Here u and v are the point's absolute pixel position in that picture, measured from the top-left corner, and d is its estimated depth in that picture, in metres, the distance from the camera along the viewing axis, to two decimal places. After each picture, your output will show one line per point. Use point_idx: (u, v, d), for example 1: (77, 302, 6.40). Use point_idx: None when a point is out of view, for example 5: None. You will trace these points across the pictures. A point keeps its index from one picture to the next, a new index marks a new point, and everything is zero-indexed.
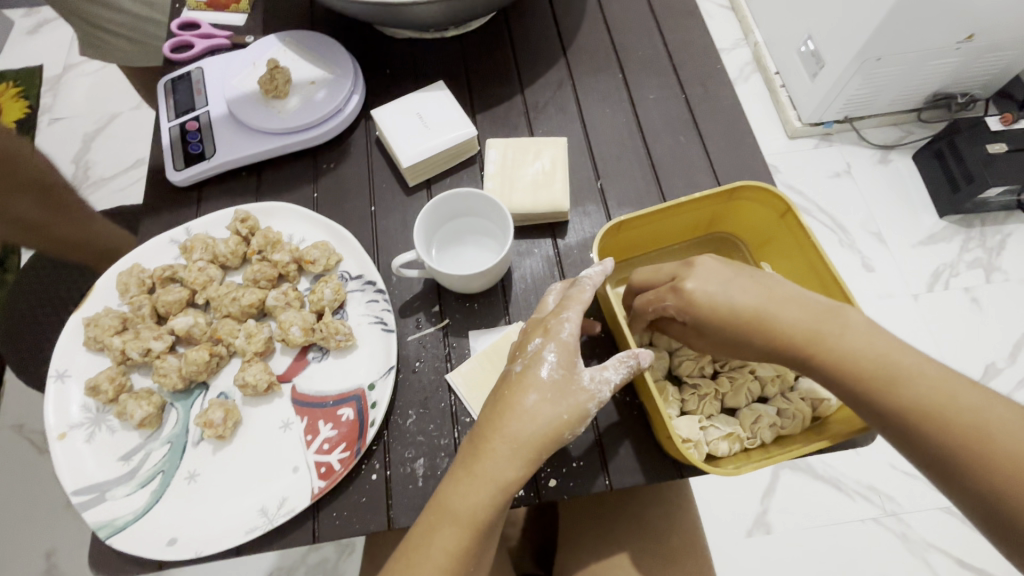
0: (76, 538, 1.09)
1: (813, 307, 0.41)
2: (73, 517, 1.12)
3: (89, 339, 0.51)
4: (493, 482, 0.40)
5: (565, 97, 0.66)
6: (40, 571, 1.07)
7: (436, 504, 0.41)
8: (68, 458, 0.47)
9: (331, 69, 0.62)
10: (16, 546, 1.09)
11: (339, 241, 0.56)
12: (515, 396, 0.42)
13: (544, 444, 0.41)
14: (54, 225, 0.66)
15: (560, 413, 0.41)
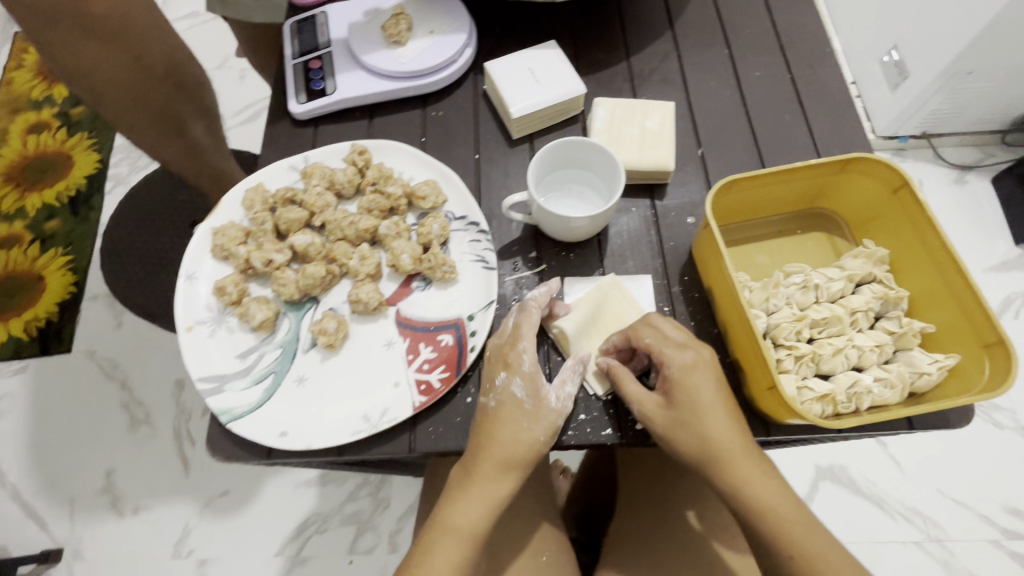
0: (135, 459, 1.26)
1: (752, 460, 0.42)
2: (134, 441, 1.28)
3: (217, 246, 0.55)
4: (492, 503, 0.44)
5: (671, 68, 0.67)
6: (100, 487, 1.23)
7: (434, 521, 0.44)
8: (194, 348, 0.51)
9: (450, 22, 0.65)
10: (85, 457, 1.26)
11: (447, 182, 0.59)
12: (501, 423, 0.45)
13: (525, 463, 0.45)
14: (210, 153, 0.74)
15: (537, 435, 0.45)
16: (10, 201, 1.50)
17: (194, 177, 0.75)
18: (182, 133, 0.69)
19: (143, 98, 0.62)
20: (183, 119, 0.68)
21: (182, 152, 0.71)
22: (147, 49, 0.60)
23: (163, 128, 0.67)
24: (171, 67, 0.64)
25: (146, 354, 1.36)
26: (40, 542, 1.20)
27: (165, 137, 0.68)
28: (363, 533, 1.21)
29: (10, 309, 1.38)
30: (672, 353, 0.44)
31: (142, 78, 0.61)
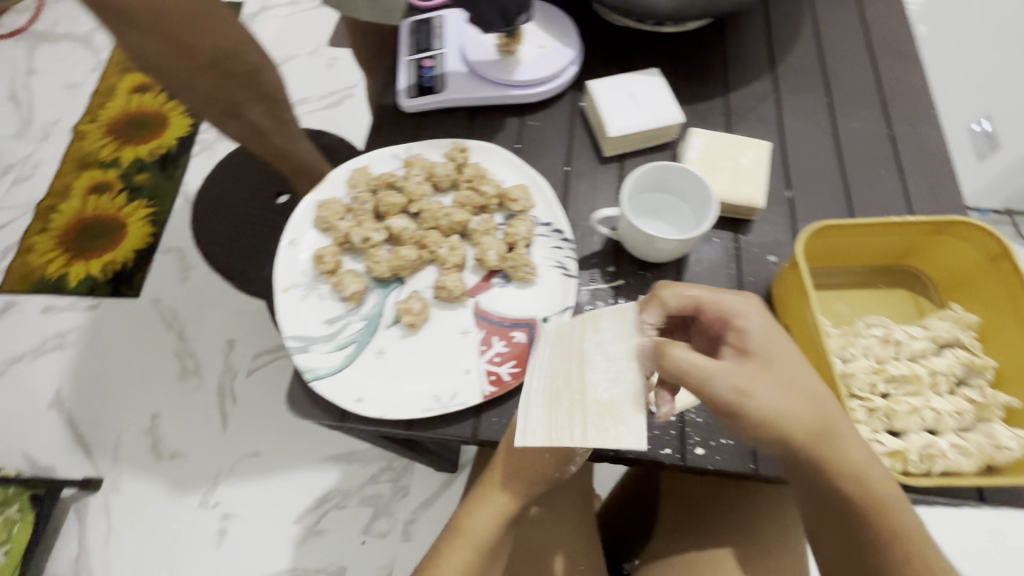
0: (179, 407, 1.34)
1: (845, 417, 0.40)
2: (180, 390, 1.36)
3: (320, 219, 0.59)
4: (508, 509, 0.48)
5: (767, 108, 0.68)
6: (144, 428, 1.32)
7: (455, 520, 0.49)
8: (288, 308, 0.55)
9: (559, 40, 0.68)
10: (136, 397, 1.35)
11: (537, 189, 0.61)
12: (520, 432, 0.49)
13: (540, 476, 0.48)
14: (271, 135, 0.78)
15: (544, 452, 0.47)
16: (108, 151, 1.66)
17: (261, 153, 0.81)
18: (237, 116, 0.72)
19: (194, 84, 0.66)
20: (239, 105, 0.71)
21: (242, 130, 0.75)
22: (192, 41, 0.62)
23: (218, 111, 0.71)
24: (220, 56, 0.65)
25: (205, 310, 1.45)
26: (83, 470, 1.28)
27: (221, 118, 0.72)
28: (379, 517, 1.23)
29: (91, 249, 1.51)
30: (739, 302, 0.42)
31: (190, 68, 0.64)
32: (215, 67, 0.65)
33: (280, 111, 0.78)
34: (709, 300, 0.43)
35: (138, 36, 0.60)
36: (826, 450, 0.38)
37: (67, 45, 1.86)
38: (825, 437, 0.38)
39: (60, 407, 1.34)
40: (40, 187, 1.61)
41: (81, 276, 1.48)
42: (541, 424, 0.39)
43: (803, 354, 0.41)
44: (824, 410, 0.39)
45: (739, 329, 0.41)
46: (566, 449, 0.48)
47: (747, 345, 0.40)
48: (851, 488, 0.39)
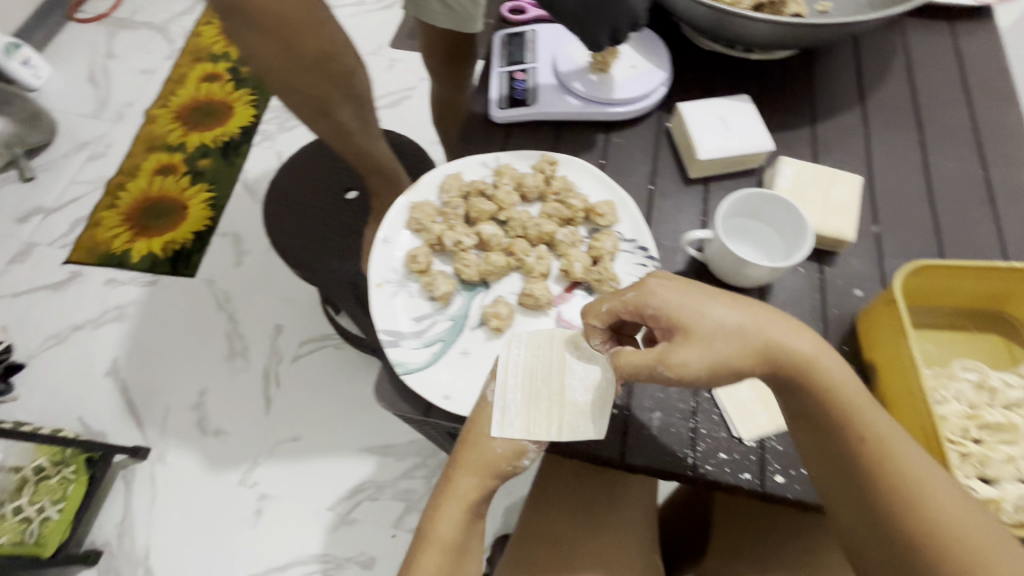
0: (226, 386, 1.39)
1: (780, 329, 0.45)
2: (227, 370, 1.41)
3: (414, 220, 0.61)
4: (469, 502, 0.51)
5: (856, 140, 0.68)
6: (191, 403, 1.37)
7: (422, 531, 0.51)
8: (380, 302, 0.58)
9: (650, 62, 0.70)
10: (186, 373, 1.40)
11: (623, 204, 0.62)
12: (472, 425, 0.50)
13: (495, 470, 0.50)
14: (356, 136, 0.79)
15: (498, 447, 0.50)
16: (176, 136, 1.74)
17: (342, 153, 0.81)
18: (328, 116, 0.74)
19: (295, 83, 0.69)
20: (332, 105, 0.73)
21: (330, 129, 0.77)
22: (301, 42, 0.65)
23: (312, 110, 0.73)
24: (323, 57, 0.68)
25: (256, 294, 1.50)
26: (133, 438, 1.33)
27: (313, 117, 0.74)
28: (410, 512, 1.26)
29: (156, 228, 1.59)
30: (637, 288, 0.47)
31: (295, 68, 0.67)
32: (316, 67, 0.68)
33: (365, 113, 0.79)
34: (618, 306, 0.47)
35: (253, 36, 0.64)
36: (771, 365, 0.44)
37: (145, 32, 1.95)
38: (766, 357, 0.44)
39: (115, 376, 1.40)
40: (110, 165, 1.69)
41: (143, 252, 1.54)
42: (517, 419, 0.49)
43: (719, 293, 0.46)
44: (749, 338, 0.44)
45: (650, 303, 0.46)
46: (519, 444, 0.50)
47: (665, 309, 0.45)
48: (805, 385, 0.44)
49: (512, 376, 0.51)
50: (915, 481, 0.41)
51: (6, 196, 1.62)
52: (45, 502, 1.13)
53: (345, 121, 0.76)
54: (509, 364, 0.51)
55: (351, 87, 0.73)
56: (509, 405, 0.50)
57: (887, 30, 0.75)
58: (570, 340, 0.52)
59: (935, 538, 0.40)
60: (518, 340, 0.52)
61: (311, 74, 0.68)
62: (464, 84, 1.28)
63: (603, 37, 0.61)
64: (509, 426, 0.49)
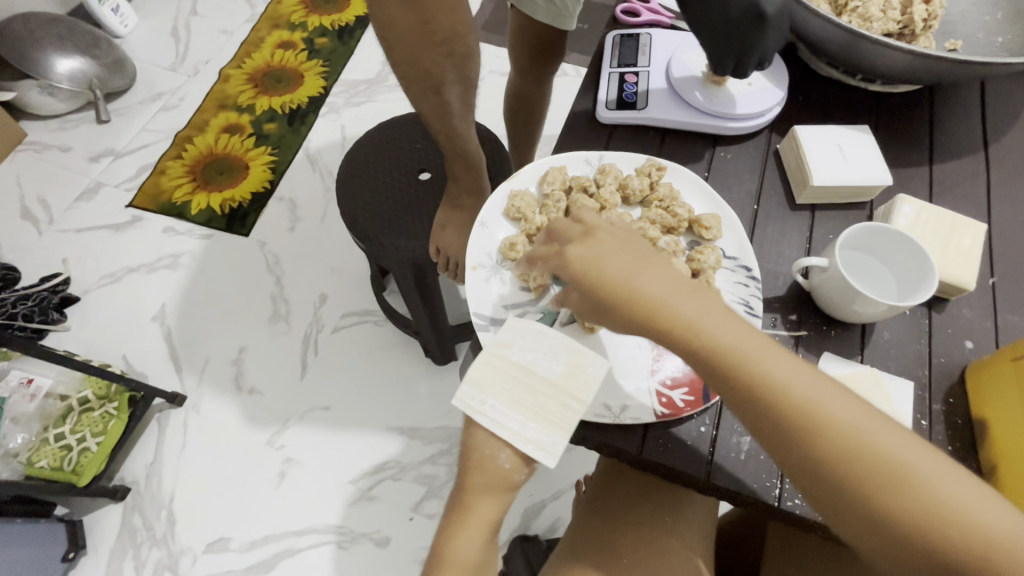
0: (265, 346, 1.41)
1: (686, 294, 0.43)
2: (269, 331, 1.43)
3: (514, 207, 0.61)
4: (486, 524, 0.50)
5: (976, 187, 0.65)
6: (232, 357, 1.39)
7: (440, 555, 0.50)
8: (475, 285, 0.57)
9: (768, 79, 0.68)
10: (230, 327, 1.43)
11: (728, 220, 0.61)
12: (474, 449, 0.48)
13: (508, 486, 0.49)
14: (455, 118, 0.81)
15: (508, 463, 0.48)
16: (246, 97, 1.78)
17: (434, 132, 0.83)
18: (437, 93, 0.77)
19: (418, 57, 0.72)
20: (441, 84, 0.75)
21: (432, 109, 0.79)
22: (436, 17, 0.69)
23: (422, 86, 0.75)
24: (449, 37, 0.71)
25: (306, 261, 1.52)
26: (171, 383, 1.36)
27: (422, 95, 0.77)
28: (430, 498, 1.25)
29: (216, 183, 1.63)
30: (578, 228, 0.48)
31: (421, 43, 0.70)
32: (441, 45, 0.71)
33: (468, 98, 0.81)
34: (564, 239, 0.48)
35: (391, 6, 0.68)
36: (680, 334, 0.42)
37: None
38: (671, 322, 0.43)
39: (162, 321, 1.43)
40: (181, 117, 1.73)
41: (202, 206, 1.58)
42: (549, 433, 0.47)
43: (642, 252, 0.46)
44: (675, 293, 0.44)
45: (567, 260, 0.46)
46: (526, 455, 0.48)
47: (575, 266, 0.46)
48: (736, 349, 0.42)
49: (503, 419, 0.47)
50: (865, 445, 0.38)
51: (80, 134, 1.67)
52: (86, 433, 1.16)
53: (449, 103, 0.79)
54: (501, 420, 0.47)
55: (462, 71, 0.77)
56: (533, 432, 0.47)
57: (1017, 77, 0.72)
58: (500, 351, 0.48)
59: (896, 499, 0.37)
60: (470, 395, 0.47)
61: (434, 51, 0.71)
62: (544, 81, 1.28)
63: (727, 62, 0.57)
64: (551, 443, 0.47)
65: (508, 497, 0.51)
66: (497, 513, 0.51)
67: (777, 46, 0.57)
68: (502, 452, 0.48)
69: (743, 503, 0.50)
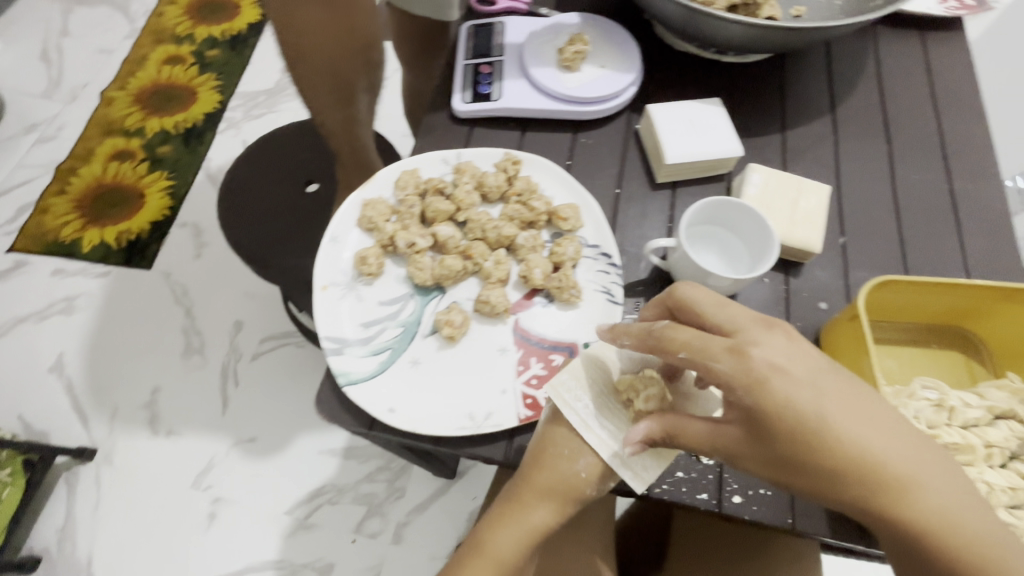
0: (181, 384, 1.30)
1: (842, 410, 0.36)
2: (183, 368, 1.32)
3: (365, 218, 0.58)
4: (533, 530, 0.46)
5: (825, 150, 0.66)
6: (144, 402, 1.27)
7: (478, 544, 0.47)
8: (325, 306, 0.54)
9: (619, 61, 0.68)
10: (136, 371, 1.31)
11: (587, 208, 0.60)
12: (547, 448, 0.46)
13: (573, 495, 0.45)
14: (364, 130, 0.75)
15: (578, 470, 0.45)
16: (133, 120, 1.63)
17: (336, 150, 0.75)
18: (349, 104, 0.71)
19: (334, 63, 0.66)
20: (355, 94, 0.70)
21: (338, 122, 0.71)
22: (354, 25, 0.65)
23: (335, 97, 0.69)
24: (366, 47, 0.69)
25: (215, 287, 1.42)
26: (76, 437, 1.24)
27: (333, 105, 0.69)
28: (372, 516, 1.19)
29: (108, 216, 1.48)
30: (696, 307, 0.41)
31: (328, 52, 0.64)
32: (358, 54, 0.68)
33: (354, 112, 0.72)
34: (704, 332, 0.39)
35: (315, 10, 0.62)
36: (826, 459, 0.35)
37: (104, 10, 1.84)
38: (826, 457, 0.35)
39: (60, 373, 1.30)
40: (62, 149, 1.58)
41: (94, 242, 1.44)
42: (637, 450, 0.44)
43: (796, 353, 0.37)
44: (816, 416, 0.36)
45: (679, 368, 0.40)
46: (603, 465, 0.45)
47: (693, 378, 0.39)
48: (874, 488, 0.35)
49: (592, 422, 0.45)
50: None
51: None
52: None
53: (359, 115, 0.73)
54: (586, 426, 0.45)
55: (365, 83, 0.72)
56: (623, 444, 0.45)
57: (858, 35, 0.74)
58: (608, 353, 0.48)
59: None
60: (566, 387, 0.47)
61: (350, 58, 0.67)
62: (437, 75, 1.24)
63: None
64: (637, 463, 0.44)
65: (568, 511, 0.46)
66: (549, 524, 0.46)
67: None
68: (581, 457, 0.45)
69: (614, 493, 0.50)
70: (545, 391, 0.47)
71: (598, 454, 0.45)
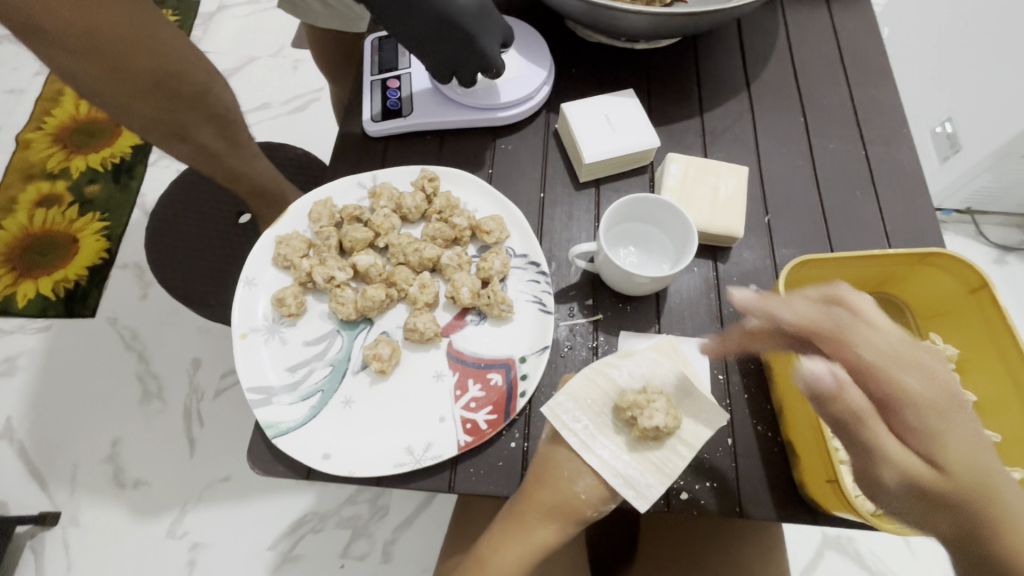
0: (141, 433, 1.17)
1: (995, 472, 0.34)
2: (142, 414, 1.19)
3: (279, 256, 0.55)
4: (535, 548, 0.44)
5: (745, 127, 0.66)
6: (104, 457, 1.15)
7: (478, 561, 0.46)
8: (247, 355, 0.51)
9: (528, 60, 0.66)
10: (85, 429, 1.17)
11: (511, 218, 0.58)
12: (549, 468, 0.44)
13: (574, 516, 0.44)
14: (225, 156, 0.69)
15: (578, 491, 0.43)
16: (55, 161, 1.46)
17: (211, 174, 0.71)
18: (184, 138, 0.64)
19: (138, 108, 0.58)
20: (186, 127, 0.62)
21: (191, 152, 0.66)
22: (133, 60, 0.54)
23: (161, 134, 0.62)
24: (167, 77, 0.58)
25: (165, 326, 1.28)
26: (37, 504, 1.11)
27: (167, 140, 0.64)
28: (358, 538, 1.10)
29: (40, 267, 1.32)
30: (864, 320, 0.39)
31: (126, 94, 0.56)
32: (159, 90, 0.57)
33: (200, 142, 0.65)
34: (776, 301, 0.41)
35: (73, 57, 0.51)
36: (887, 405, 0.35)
37: (7, 47, 1.65)
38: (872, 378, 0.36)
39: (10, 438, 1.16)
40: None
41: (29, 296, 1.29)
42: (642, 473, 0.43)
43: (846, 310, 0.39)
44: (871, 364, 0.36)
45: (882, 430, 0.34)
46: (606, 487, 0.43)
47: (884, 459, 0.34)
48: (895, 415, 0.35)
49: (593, 442, 0.44)
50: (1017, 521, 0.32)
51: None
52: None
53: (208, 143, 0.66)
54: (586, 445, 0.44)
55: (217, 109, 0.64)
56: (626, 467, 0.43)
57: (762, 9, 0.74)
58: (608, 372, 0.46)
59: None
60: (565, 408, 0.45)
61: (154, 98, 0.58)
62: None
63: (468, 80, 0.61)
64: (644, 485, 0.42)
65: (570, 528, 0.45)
66: (552, 541, 0.45)
67: (492, 57, 0.59)
68: (581, 477, 0.44)
69: None
70: (545, 411, 0.45)
71: (600, 475, 0.43)
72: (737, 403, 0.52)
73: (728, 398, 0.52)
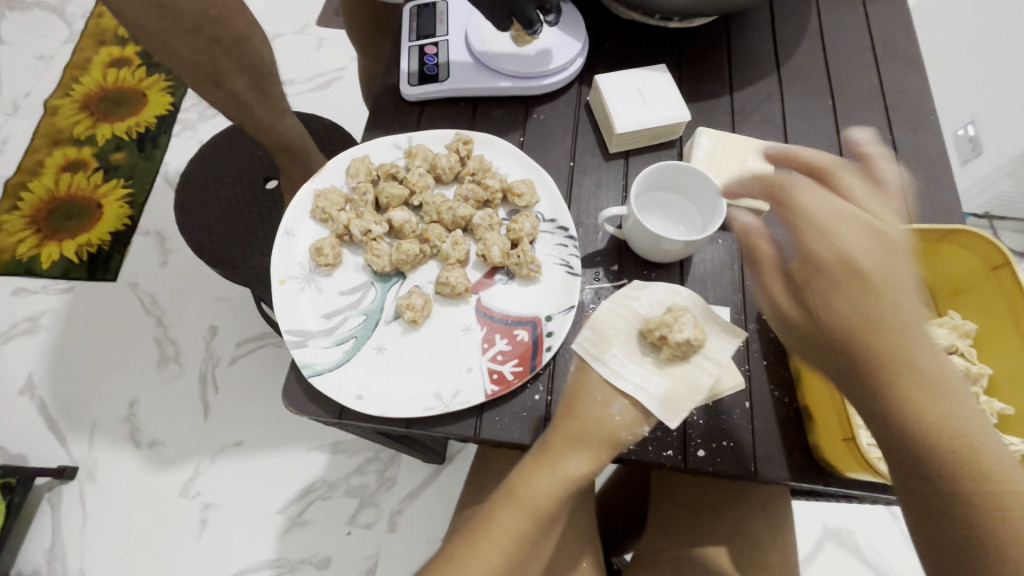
0: (159, 395, 1.20)
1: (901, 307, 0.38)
2: (160, 375, 1.22)
3: (318, 209, 0.57)
4: (569, 478, 0.46)
5: (773, 109, 0.67)
6: (122, 416, 1.18)
7: (506, 489, 0.48)
8: (285, 300, 0.53)
9: (564, 31, 0.67)
10: (105, 388, 1.20)
11: (541, 183, 0.60)
12: (581, 393, 0.46)
13: (608, 443, 0.45)
14: (255, 108, 0.71)
15: (612, 415, 0.45)
16: (82, 128, 1.48)
17: (241, 126, 0.74)
18: (217, 85, 0.66)
19: (176, 48, 0.61)
20: (222, 72, 0.65)
21: (224, 100, 0.69)
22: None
23: (197, 77, 0.65)
24: (204, 20, 0.60)
25: (185, 292, 1.30)
26: (56, 458, 1.14)
27: (201, 85, 0.66)
28: (365, 507, 1.12)
29: (66, 230, 1.35)
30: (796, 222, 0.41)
31: (168, 31, 0.59)
32: (196, 31, 0.60)
33: (234, 91, 0.68)
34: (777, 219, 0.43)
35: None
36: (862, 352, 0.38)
37: (38, 13, 1.67)
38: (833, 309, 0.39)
39: (32, 394, 1.19)
40: (9, 160, 1.44)
41: (54, 257, 1.32)
42: (673, 391, 0.44)
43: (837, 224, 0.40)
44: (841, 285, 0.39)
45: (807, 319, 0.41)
46: (640, 408, 0.45)
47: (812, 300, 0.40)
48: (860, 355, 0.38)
49: (623, 368, 0.45)
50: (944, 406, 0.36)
51: None
52: None
53: (241, 92, 0.69)
54: (616, 373, 0.45)
55: (254, 62, 0.68)
56: (658, 386, 0.44)
57: None
58: (629, 302, 0.48)
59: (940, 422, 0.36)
60: (592, 339, 0.46)
61: (195, 41, 0.61)
62: None
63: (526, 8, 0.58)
64: (676, 402, 0.44)
65: (604, 457, 0.46)
66: (584, 473, 0.46)
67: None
68: (614, 402, 0.45)
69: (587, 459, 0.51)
70: (574, 347, 0.46)
71: (633, 398, 0.44)
72: (756, 369, 0.53)
73: (747, 364, 0.54)
